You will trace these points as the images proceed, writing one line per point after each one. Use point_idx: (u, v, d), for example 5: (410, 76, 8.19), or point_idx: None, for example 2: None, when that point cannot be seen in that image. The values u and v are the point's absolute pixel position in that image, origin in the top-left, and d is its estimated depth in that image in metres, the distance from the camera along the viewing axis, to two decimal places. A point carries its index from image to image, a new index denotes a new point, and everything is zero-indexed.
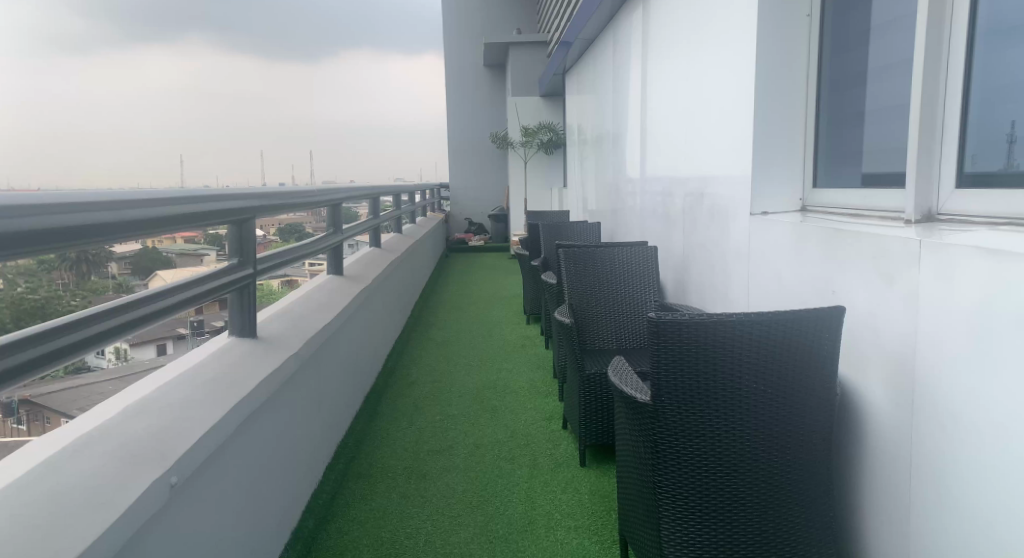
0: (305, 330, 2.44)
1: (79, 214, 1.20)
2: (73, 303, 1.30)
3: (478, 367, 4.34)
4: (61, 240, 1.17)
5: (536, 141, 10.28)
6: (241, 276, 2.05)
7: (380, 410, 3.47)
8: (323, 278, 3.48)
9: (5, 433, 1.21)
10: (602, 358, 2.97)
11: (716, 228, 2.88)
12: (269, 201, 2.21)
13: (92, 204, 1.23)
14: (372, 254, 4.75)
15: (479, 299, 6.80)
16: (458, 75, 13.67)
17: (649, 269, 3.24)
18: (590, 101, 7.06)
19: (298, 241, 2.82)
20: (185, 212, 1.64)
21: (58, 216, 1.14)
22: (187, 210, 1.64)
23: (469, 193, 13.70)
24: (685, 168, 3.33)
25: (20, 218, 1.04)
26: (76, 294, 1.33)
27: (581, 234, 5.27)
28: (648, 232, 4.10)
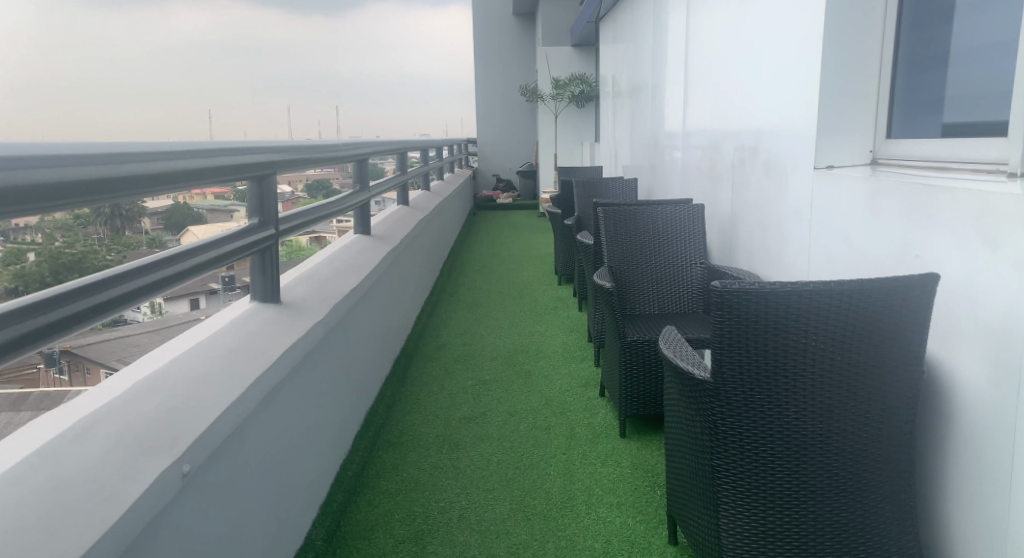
0: (331, 294, 2.31)
1: (113, 166, 1.08)
2: (108, 258, 1.21)
3: (510, 330, 4.21)
4: (101, 194, 1.06)
5: (567, 94, 9.91)
6: (264, 236, 1.90)
7: (409, 375, 3.36)
8: (350, 237, 3.35)
9: (47, 384, 1.14)
10: (645, 324, 2.80)
11: (772, 185, 2.64)
12: (294, 157, 2.06)
13: (121, 155, 1.11)
14: (399, 212, 4.60)
15: (509, 258, 6.65)
16: (485, 26, 13.23)
17: (694, 229, 3.03)
18: (625, 50, 6.70)
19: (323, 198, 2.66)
20: (216, 165, 1.51)
21: (88, 168, 1.01)
22: (215, 163, 1.51)
23: (496, 149, 13.41)
24: (734, 119, 3.08)
25: (49, 169, 0.91)
26: (111, 249, 1.23)
27: (617, 190, 5.04)
28: (691, 188, 3.87)
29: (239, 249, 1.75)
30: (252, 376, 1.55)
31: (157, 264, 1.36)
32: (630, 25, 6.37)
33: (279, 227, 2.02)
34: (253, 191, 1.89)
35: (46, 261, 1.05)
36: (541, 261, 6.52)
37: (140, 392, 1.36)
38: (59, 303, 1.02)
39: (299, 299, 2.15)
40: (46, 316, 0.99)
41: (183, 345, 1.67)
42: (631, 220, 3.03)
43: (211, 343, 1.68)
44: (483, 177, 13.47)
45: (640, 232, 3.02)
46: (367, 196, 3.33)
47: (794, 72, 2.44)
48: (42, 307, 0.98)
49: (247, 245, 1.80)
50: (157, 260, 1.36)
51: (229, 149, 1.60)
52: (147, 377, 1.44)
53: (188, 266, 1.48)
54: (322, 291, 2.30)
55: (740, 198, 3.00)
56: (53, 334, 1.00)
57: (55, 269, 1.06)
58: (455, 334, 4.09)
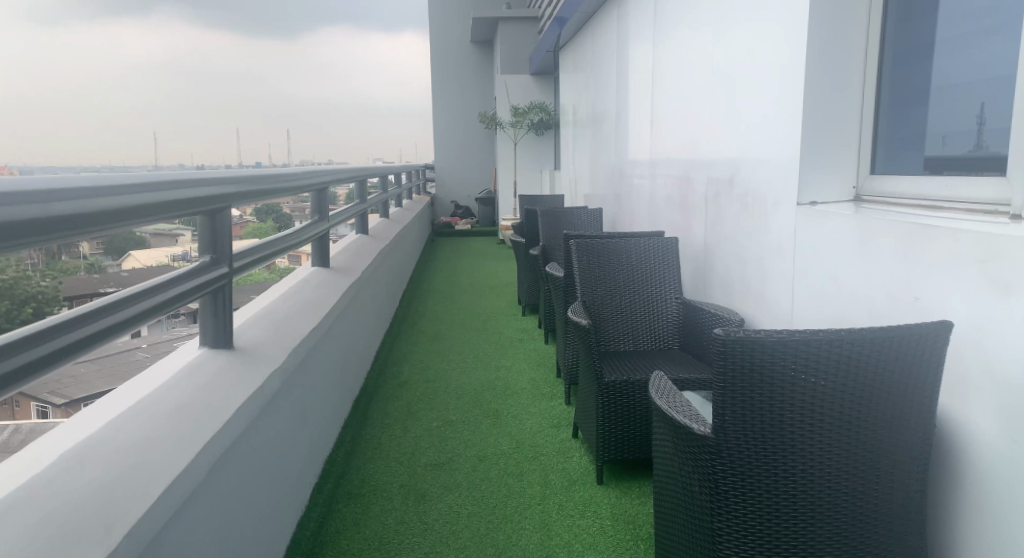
0: (289, 335, 2.11)
1: (55, 206, 0.94)
2: (42, 286, 1.09)
3: (475, 364, 4.04)
4: (39, 236, 0.93)
5: (526, 122, 9.92)
6: (219, 276, 1.70)
7: (369, 416, 3.15)
8: (307, 270, 3.14)
9: None
10: (621, 362, 2.68)
11: (750, 219, 2.58)
12: (251, 186, 1.89)
13: (64, 192, 0.97)
14: (358, 242, 4.40)
15: (471, 287, 6.49)
16: (443, 53, 13.22)
17: (669, 262, 2.94)
18: (586, 80, 6.73)
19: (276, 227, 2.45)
20: (170, 198, 1.35)
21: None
22: (169, 197, 1.34)
23: (454, 176, 13.31)
24: (707, 151, 3.03)
25: None
26: (46, 274, 1.10)
27: (582, 220, 4.97)
28: (659, 220, 3.81)
29: (190, 292, 1.55)
30: (200, 439, 1.36)
31: (100, 310, 1.19)
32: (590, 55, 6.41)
33: (233, 265, 1.81)
34: (206, 226, 1.69)
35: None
36: (503, 290, 6.38)
37: (65, 464, 1.15)
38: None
39: (253, 342, 1.95)
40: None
41: (122, 402, 1.46)
42: (605, 253, 2.93)
43: (151, 400, 1.48)
44: (440, 203, 13.30)
45: (614, 266, 2.92)
46: (327, 227, 3.14)
47: (772, 106, 2.41)
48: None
49: (199, 286, 1.60)
50: (100, 306, 1.20)
51: (184, 180, 1.43)
52: (75, 444, 1.23)
53: (132, 313, 1.29)
54: (277, 331, 2.10)
55: (714, 232, 2.94)
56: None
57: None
58: (418, 370, 3.89)
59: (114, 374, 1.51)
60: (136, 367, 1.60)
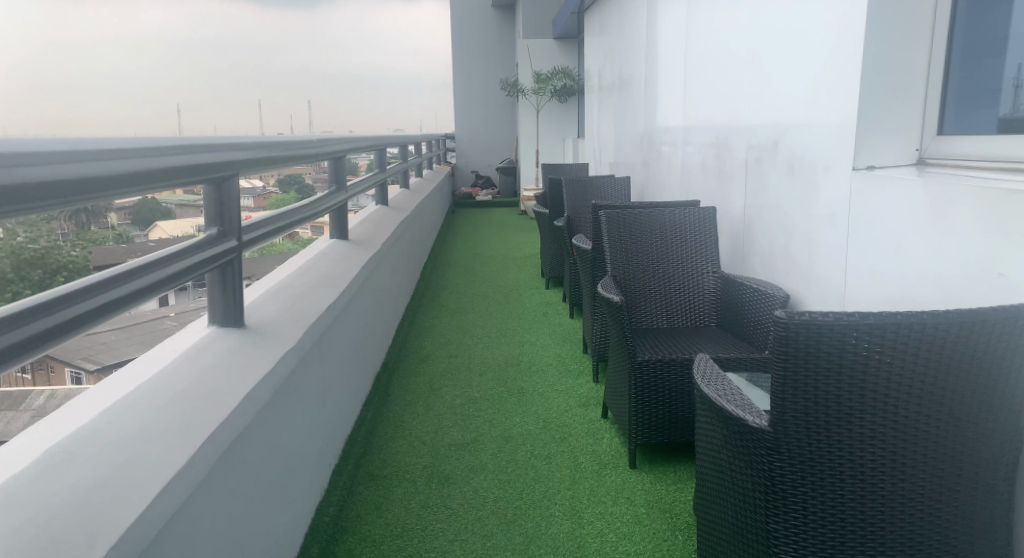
0: (304, 312, 1.99)
1: (76, 167, 0.87)
2: (74, 255, 1.03)
3: (498, 339, 3.92)
4: (60, 199, 0.85)
5: (549, 89, 9.63)
6: (226, 249, 1.58)
7: (391, 393, 3.05)
8: (324, 242, 3.02)
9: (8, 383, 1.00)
10: (655, 341, 2.54)
11: (796, 187, 2.39)
12: (264, 153, 1.76)
13: (82, 153, 0.89)
14: (378, 212, 4.27)
15: (493, 259, 6.35)
16: (463, 18, 12.88)
17: (707, 234, 2.77)
18: (613, 42, 6.44)
19: (288, 196, 2.32)
20: (183, 162, 1.24)
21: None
22: (183, 161, 1.24)
23: (475, 145, 13.08)
24: (748, 114, 2.82)
25: None
26: (76, 244, 1.04)
27: (608, 189, 4.78)
28: (693, 188, 3.61)
29: (199, 266, 1.44)
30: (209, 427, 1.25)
31: (118, 278, 1.12)
32: (618, 15, 6.11)
33: (242, 238, 1.68)
34: (211, 195, 1.56)
35: (5, 255, 0.88)
36: (526, 262, 6.23)
37: (62, 457, 1.06)
38: (18, 321, 0.84)
39: (265, 320, 1.84)
40: (6, 335, 0.81)
41: (125, 385, 1.36)
42: (638, 224, 2.76)
43: (156, 384, 1.37)
44: (461, 173, 13.12)
45: (647, 238, 2.76)
46: (345, 198, 3.01)
47: (824, 61, 2.20)
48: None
49: (208, 260, 1.48)
50: (117, 273, 1.13)
51: (193, 144, 1.32)
52: (74, 433, 1.13)
53: (141, 287, 1.19)
54: (291, 309, 1.98)
55: (756, 201, 2.74)
56: (16, 357, 0.83)
57: (14, 265, 0.89)
58: (440, 345, 3.78)
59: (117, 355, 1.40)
60: (141, 348, 1.49)
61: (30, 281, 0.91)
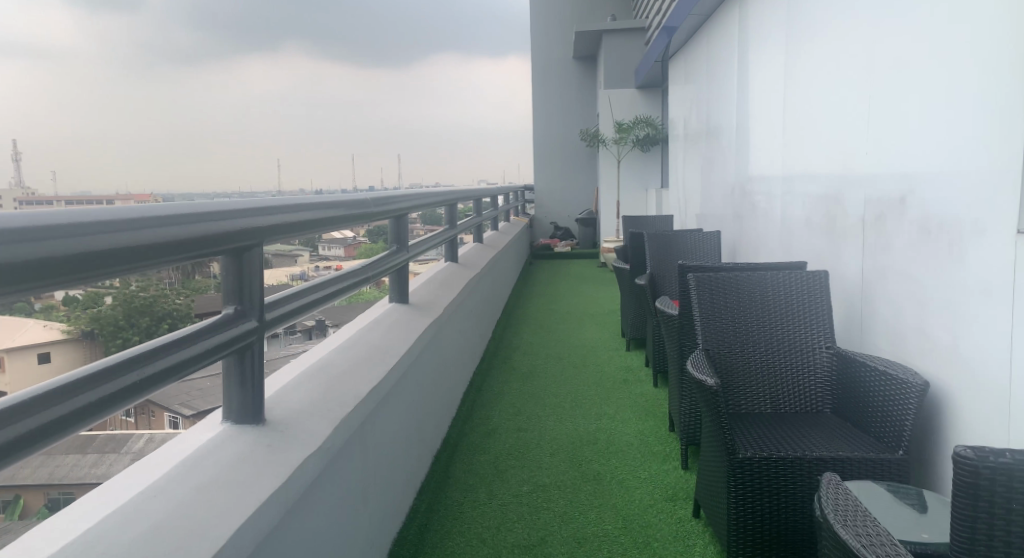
0: (343, 396, 1.76)
1: (93, 237, 0.80)
2: (177, 302, 1.24)
3: (572, 411, 3.58)
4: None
5: (631, 138, 9.40)
6: (246, 331, 1.36)
7: (451, 475, 2.77)
8: (382, 307, 2.83)
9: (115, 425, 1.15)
10: (757, 430, 2.13)
11: (930, 249, 1.97)
12: (299, 217, 1.58)
13: (91, 225, 0.81)
14: (447, 271, 4.08)
15: (569, 316, 6.04)
16: (545, 72, 12.97)
17: (821, 302, 2.34)
18: (699, 89, 6.14)
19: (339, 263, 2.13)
20: (199, 231, 1.10)
21: None
22: (198, 230, 1.09)
23: (554, 196, 12.97)
24: (863, 163, 2.43)
25: None
26: (181, 294, 1.27)
27: (694, 245, 4.40)
28: (794, 246, 3.20)
29: (217, 350, 1.22)
30: (215, 540, 1.04)
31: (195, 335, 1.17)
32: (704, 63, 5.83)
33: (267, 316, 1.47)
34: (229, 268, 1.36)
35: (118, 303, 1.08)
36: (604, 320, 5.87)
37: None
38: (119, 371, 0.92)
39: (296, 407, 1.62)
40: (108, 383, 0.88)
41: (126, 486, 1.17)
42: (732, 290, 2.39)
43: (163, 485, 1.17)
44: (540, 225, 13.02)
45: (744, 307, 2.38)
46: (406, 259, 2.83)
47: (962, 99, 1.81)
48: (94, 380, 0.86)
49: (225, 342, 1.26)
50: (195, 330, 1.19)
51: (203, 213, 1.12)
52: (67, 543, 0.94)
53: (163, 370, 1.03)
54: (328, 393, 1.76)
55: (875, 264, 2.32)
56: (108, 408, 0.88)
57: (126, 314, 1.09)
58: (507, 416, 3.49)
59: (120, 451, 1.23)
60: (150, 440, 1.31)
61: (138, 327, 1.10)
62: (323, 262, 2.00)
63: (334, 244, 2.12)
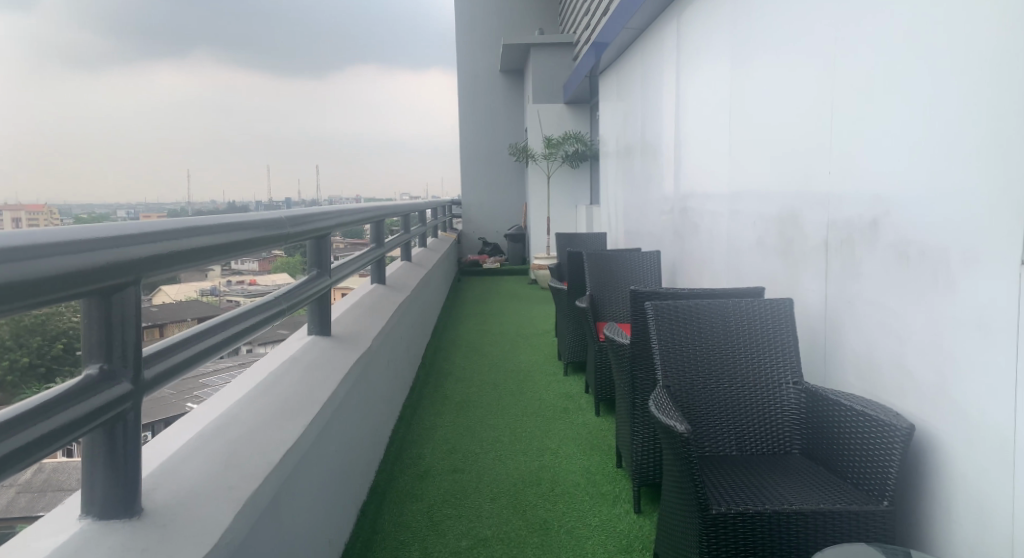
0: (258, 456, 1.41)
1: None
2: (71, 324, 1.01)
3: (512, 446, 3.30)
4: None
5: (561, 153, 9.32)
6: (118, 397, 1.00)
7: (380, 530, 2.43)
8: (298, 340, 2.45)
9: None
10: (724, 477, 1.92)
11: (909, 278, 1.83)
12: (199, 242, 1.24)
13: None
14: (374, 293, 3.72)
15: (502, 338, 5.78)
16: (472, 85, 12.76)
17: (786, 334, 2.18)
18: (631, 106, 6.08)
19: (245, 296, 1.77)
20: (32, 275, 0.76)
21: None
22: (35, 270, 0.77)
23: (482, 210, 12.73)
24: (828, 183, 2.31)
25: None
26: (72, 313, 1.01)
27: (634, 264, 4.25)
28: (744, 268, 3.08)
29: (88, 420, 0.92)
30: None
31: (92, 384, 0.96)
32: (637, 79, 5.77)
33: (150, 372, 1.11)
34: (93, 315, 1.01)
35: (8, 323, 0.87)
36: (538, 341, 5.64)
37: None
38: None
39: (196, 475, 1.26)
40: None
41: None
42: (693, 321, 2.19)
43: None
44: (467, 240, 12.73)
45: (706, 339, 2.18)
46: (329, 285, 2.48)
47: (950, 115, 1.69)
48: None
49: (89, 415, 0.92)
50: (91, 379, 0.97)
51: (35, 246, 0.78)
52: None
53: (57, 429, 0.85)
54: (237, 451, 1.41)
55: (845, 293, 2.18)
56: None
57: (15, 331, 0.89)
58: (441, 455, 3.17)
59: None
60: None
61: (29, 347, 0.92)
62: (233, 279, 1.70)
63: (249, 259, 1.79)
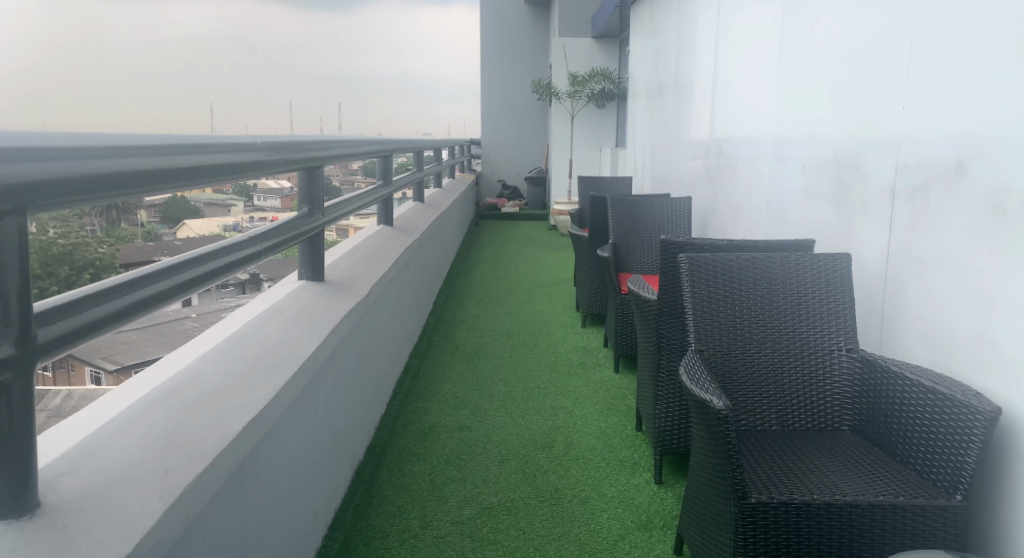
0: (215, 423, 1.19)
1: None
2: None
3: (523, 403, 3.09)
4: None
5: (586, 92, 8.83)
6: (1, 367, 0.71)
7: (377, 492, 2.24)
8: (287, 287, 2.20)
9: None
10: (764, 459, 1.67)
11: (1006, 236, 1.51)
12: (171, 163, 0.99)
13: None
14: (380, 236, 3.46)
15: (518, 286, 5.53)
16: (494, 18, 12.11)
17: (841, 295, 1.88)
18: (665, 38, 5.60)
19: (219, 236, 1.50)
20: None
21: None
22: None
23: (502, 152, 12.31)
24: (896, 122, 1.96)
25: None
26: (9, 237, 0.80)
27: (662, 212, 3.93)
28: (788, 218, 2.76)
29: None
30: None
31: None
32: (672, 8, 5.28)
33: (71, 329, 0.83)
34: None
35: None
36: (556, 290, 5.39)
37: None
38: None
39: (132, 449, 1.04)
40: None
41: None
42: (734, 277, 1.91)
43: None
44: (486, 183, 12.37)
45: (747, 298, 1.90)
46: (322, 224, 2.23)
47: None
48: None
49: None
50: None
51: None
52: None
53: None
54: (192, 417, 1.18)
55: (911, 249, 1.87)
56: None
57: None
58: (447, 411, 2.97)
59: None
60: None
61: None
62: (258, 213, 1.80)
63: (268, 194, 1.91)
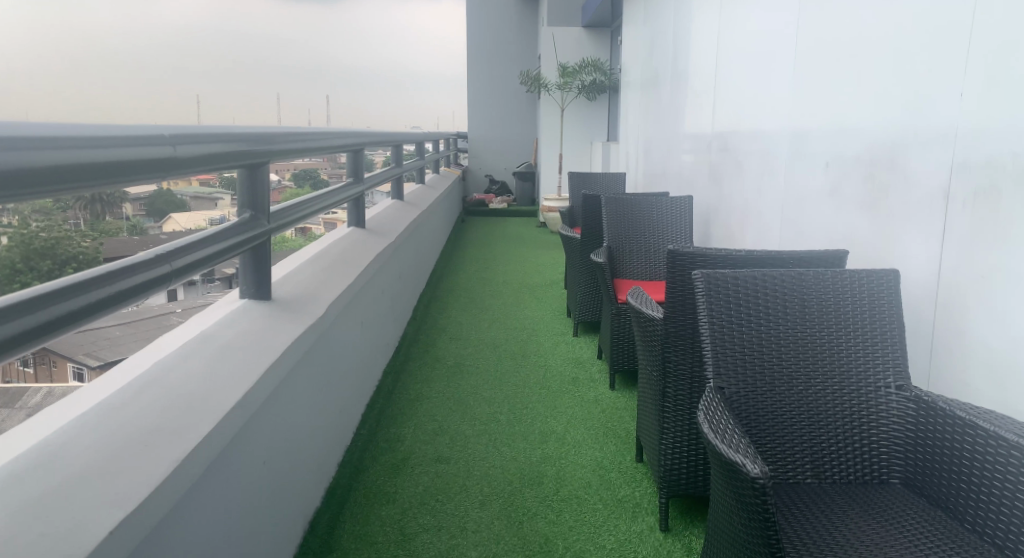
0: (69, 529, 0.85)
1: None
2: None
3: (509, 428, 2.77)
4: None
5: (577, 84, 8.51)
6: None
7: (335, 546, 1.91)
8: (224, 309, 1.87)
9: None
10: (804, 528, 1.36)
11: None
12: (5, 162, 0.69)
13: None
14: (349, 239, 3.12)
15: (505, 288, 5.21)
16: (481, 7, 11.73)
17: (890, 320, 1.56)
18: (660, 25, 5.27)
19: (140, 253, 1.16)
20: None
21: None
22: None
23: (490, 146, 11.98)
24: (948, 111, 1.64)
25: None
26: None
27: (660, 211, 3.61)
28: (806, 220, 2.45)
29: None
30: None
31: None
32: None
33: None
34: None
35: None
36: (545, 293, 5.07)
37: None
38: None
39: None
40: None
41: None
42: (761, 298, 1.59)
43: None
44: (474, 178, 12.03)
45: (776, 325, 1.58)
46: (267, 233, 1.87)
47: None
48: None
49: None
50: None
51: None
52: None
53: None
54: (32, 523, 0.85)
55: (971, 267, 1.55)
56: None
57: None
58: (423, 438, 2.64)
59: None
60: None
61: None
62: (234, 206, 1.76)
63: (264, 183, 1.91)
